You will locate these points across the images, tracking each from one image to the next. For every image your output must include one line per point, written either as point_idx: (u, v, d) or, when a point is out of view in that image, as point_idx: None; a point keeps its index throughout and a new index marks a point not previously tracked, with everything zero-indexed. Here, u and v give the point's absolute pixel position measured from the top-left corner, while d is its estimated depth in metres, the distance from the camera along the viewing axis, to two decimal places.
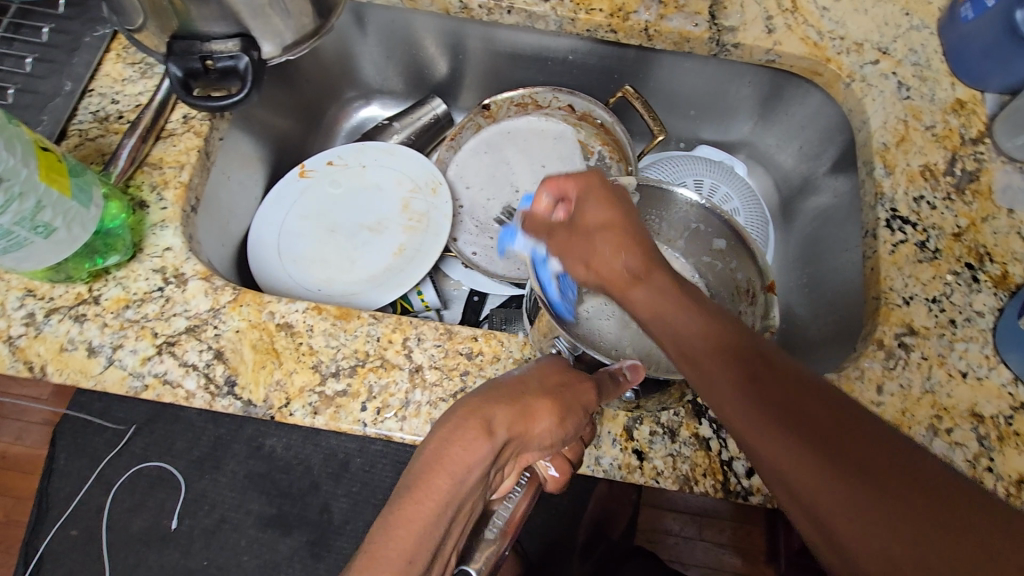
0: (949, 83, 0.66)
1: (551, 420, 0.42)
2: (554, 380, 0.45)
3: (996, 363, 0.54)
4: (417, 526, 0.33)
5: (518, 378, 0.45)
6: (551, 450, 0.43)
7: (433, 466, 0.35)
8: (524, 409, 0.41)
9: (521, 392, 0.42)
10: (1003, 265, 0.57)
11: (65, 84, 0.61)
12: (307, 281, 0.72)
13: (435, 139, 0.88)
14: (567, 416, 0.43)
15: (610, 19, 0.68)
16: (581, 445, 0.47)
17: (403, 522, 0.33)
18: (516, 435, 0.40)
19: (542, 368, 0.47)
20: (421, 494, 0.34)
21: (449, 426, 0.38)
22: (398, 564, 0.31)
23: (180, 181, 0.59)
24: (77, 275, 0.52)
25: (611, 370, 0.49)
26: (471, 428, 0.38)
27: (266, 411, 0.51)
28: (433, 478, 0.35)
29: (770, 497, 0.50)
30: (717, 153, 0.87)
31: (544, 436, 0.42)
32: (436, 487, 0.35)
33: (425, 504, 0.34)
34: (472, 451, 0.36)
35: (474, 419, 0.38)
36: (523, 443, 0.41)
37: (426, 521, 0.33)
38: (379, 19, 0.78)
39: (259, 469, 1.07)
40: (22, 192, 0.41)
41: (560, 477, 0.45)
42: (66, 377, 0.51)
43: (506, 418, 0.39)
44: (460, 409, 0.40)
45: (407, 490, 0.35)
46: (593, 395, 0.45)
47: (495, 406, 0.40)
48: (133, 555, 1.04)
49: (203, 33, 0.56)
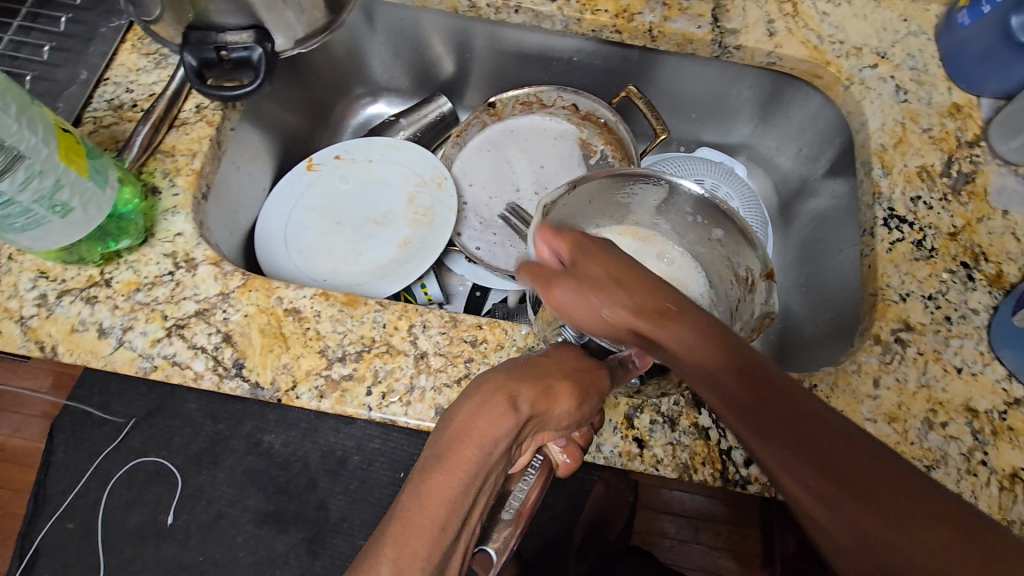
0: (945, 88, 0.67)
1: (570, 403, 0.42)
2: (574, 364, 0.45)
3: (991, 360, 0.55)
4: (446, 499, 0.33)
5: (539, 359, 0.45)
6: (566, 432, 0.44)
7: (462, 437, 0.36)
8: (548, 388, 0.41)
9: (543, 372, 0.43)
10: (997, 264, 0.59)
11: (81, 73, 0.63)
12: (313, 271, 0.73)
13: (441, 136, 0.89)
14: (585, 400, 0.44)
15: (615, 20, 0.70)
16: (588, 431, 0.48)
17: (429, 493, 0.33)
18: (539, 413, 0.40)
19: (563, 352, 0.47)
20: (451, 465, 0.34)
21: (475, 400, 0.38)
22: (432, 530, 0.32)
23: (192, 168, 0.60)
24: (89, 256, 0.54)
25: (620, 357, 0.50)
26: (498, 402, 0.38)
27: (273, 393, 0.52)
28: (461, 448, 0.35)
29: (768, 487, 0.51)
30: (717, 156, 0.89)
31: (563, 417, 0.42)
32: (466, 458, 0.35)
33: (456, 475, 0.34)
34: (498, 426, 0.37)
35: (499, 393, 0.39)
36: (544, 422, 0.41)
37: (456, 490, 0.33)
38: (389, 17, 0.80)
39: (258, 466, 1.06)
40: (42, 171, 0.42)
41: (571, 463, 0.45)
42: (76, 357, 0.52)
43: (533, 394, 0.40)
44: (482, 385, 0.40)
45: (437, 461, 0.35)
46: (607, 382, 0.46)
47: (520, 383, 0.40)
48: (130, 549, 1.04)
49: (218, 24, 0.57)
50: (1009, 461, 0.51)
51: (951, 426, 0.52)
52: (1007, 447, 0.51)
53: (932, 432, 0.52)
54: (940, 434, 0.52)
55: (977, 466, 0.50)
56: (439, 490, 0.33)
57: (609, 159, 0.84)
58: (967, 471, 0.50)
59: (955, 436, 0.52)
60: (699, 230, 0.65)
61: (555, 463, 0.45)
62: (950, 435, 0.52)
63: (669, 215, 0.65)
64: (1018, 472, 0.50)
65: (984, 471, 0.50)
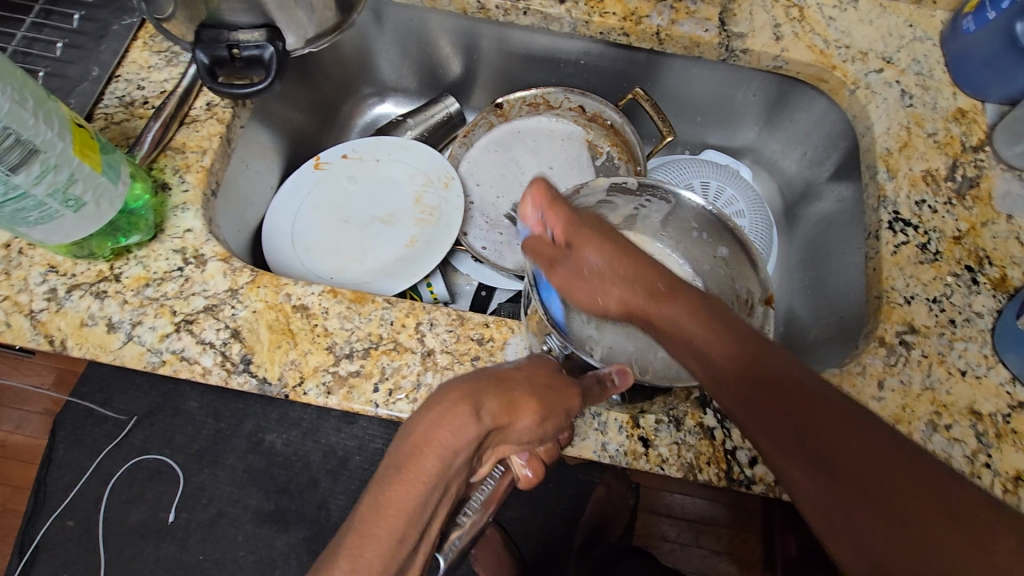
0: (951, 93, 0.68)
1: (534, 419, 0.40)
2: (542, 379, 0.43)
3: (995, 363, 0.55)
4: (402, 513, 0.31)
5: (509, 372, 0.43)
6: (528, 447, 0.42)
7: (421, 447, 0.33)
8: (511, 402, 0.39)
9: (509, 385, 0.40)
10: (1002, 268, 0.59)
11: (93, 70, 0.63)
12: (319, 269, 0.73)
13: (448, 137, 0.90)
14: (548, 417, 0.42)
15: (623, 23, 0.70)
16: (557, 444, 0.46)
17: (388, 505, 0.31)
18: (501, 426, 0.38)
19: (534, 367, 0.45)
20: (410, 476, 0.32)
21: (436, 407, 0.36)
22: (387, 543, 0.30)
23: (202, 165, 0.60)
24: (99, 251, 0.54)
25: (600, 374, 0.49)
26: (462, 410, 0.35)
27: (280, 389, 0.52)
28: (421, 460, 0.33)
29: (772, 487, 0.51)
30: (723, 158, 0.90)
31: (524, 432, 0.40)
32: (424, 469, 0.33)
33: (412, 489, 0.32)
34: (461, 437, 0.34)
35: (463, 401, 0.36)
36: (505, 435, 0.39)
37: (411, 507, 0.32)
38: (397, 17, 0.80)
39: (259, 464, 1.06)
40: (57, 165, 0.43)
41: (533, 478, 0.45)
42: (85, 351, 0.52)
43: (496, 406, 0.37)
44: (444, 392, 0.37)
45: (395, 471, 0.33)
46: (576, 399, 0.44)
47: (486, 393, 0.38)
48: (130, 547, 1.04)
49: (229, 22, 0.58)
50: (1013, 464, 0.51)
51: (955, 429, 0.52)
52: (1011, 450, 0.52)
53: (937, 434, 0.52)
54: (945, 436, 0.52)
55: (981, 469, 0.51)
56: (398, 501, 0.31)
57: (615, 160, 0.84)
58: (971, 474, 0.51)
59: (959, 438, 0.52)
60: (703, 245, 0.64)
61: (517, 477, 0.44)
62: (954, 437, 0.52)
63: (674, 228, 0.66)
64: (1021, 475, 0.51)
65: (987, 473, 0.51)
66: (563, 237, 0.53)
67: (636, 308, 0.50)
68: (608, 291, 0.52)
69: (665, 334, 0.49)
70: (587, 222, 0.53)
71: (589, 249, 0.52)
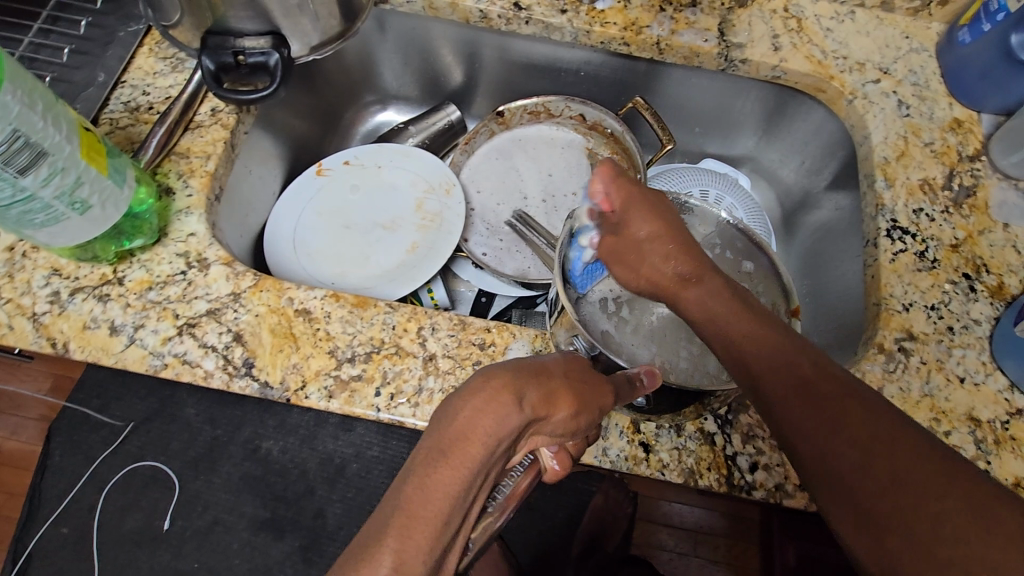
0: (947, 103, 0.69)
1: (571, 410, 0.39)
2: (578, 371, 0.42)
3: (993, 370, 0.55)
4: (448, 496, 0.31)
5: (547, 362, 0.41)
6: (560, 440, 0.40)
7: (464, 435, 0.33)
8: (550, 393, 0.38)
9: (545, 373, 0.39)
10: (999, 276, 0.60)
11: (98, 76, 0.64)
12: (321, 274, 0.73)
13: (449, 144, 0.91)
14: (585, 410, 0.40)
15: (624, 33, 0.71)
16: (585, 441, 0.44)
17: (434, 488, 0.31)
18: (539, 418, 0.37)
19: (569, 360, 0.43)
20: (455, 461, 0.33)
21: (479, 391, 0.35)
22: (435, 524, 0.31)
23: (206, 170, 0.61)
24: (103, 254, 0.54)
25: (628, 374, 0.46)
26: (504, 397, 0.35)
27: (282, 393, 0.52)
28: (466, 446, 0.33)
29: (773, 493, 0.51)
30: (722, 166, 0.91)
31: (559, 424, 0.38)
32: (469, 457, 0.33)
33: (458, 474, 0.32)
34: (503, 425, 0.34)
35: (504, 388, 0.35)
36: (540, 427, 0.38)
37: (456, 491, 0.32)
38: (400, 26, 0.81)
39: (255, 472, 1.05)
40: (65, 168, 0.43)
41: (561, 471, 0.40)
42: (87, 354, 0.52)
43: (536, 397, 0.37)
44: (486, 377, 0.36)
45: (440, 455, 0.33)
46: (610, 397, 0.42)
47: (525, 379, 0.37)
48: (124, 555, 1.03)
49: (236, 29, 0.58)
50: (1012, 471, 0.51)
51: (954, 436, 0.52)
52: (1010, 457, 0.52)
53: None
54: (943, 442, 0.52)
55: None
56: (442, 487, 0.32)
57: None
58: None
59: (958, 445, 0.52)
60: None
61: (543, 469, 0.40)
62: (953, 444, 0.52)
63: None
64: (1020, 481, 0.51)
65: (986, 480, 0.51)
66: (620, 211, 0.53)
67: (661, 286, 0.51)
68: (639, 264, 0.51)
69: (688, 318, 0.49)
70: (647, 198, 0.53)
71: (634, 224, 0.52)
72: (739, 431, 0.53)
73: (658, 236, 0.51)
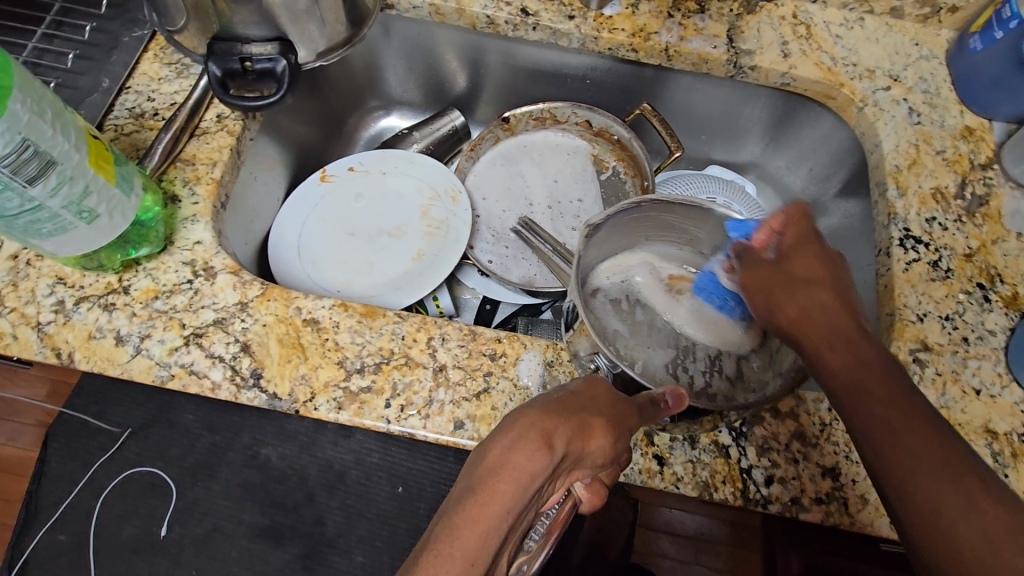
0: (958, 111, 0.68)
1: (607, 439, 0.39)
2: (607, 403, 0.42)
3: (1009, 381, 0.55)
4: (479, 531, 0.31)
5: (572, 396, 0.41)
6: (595, 472, 0.40)
7: (494, 472, 0.33)
8: (582, 425, 0.38)
9: (577, 410, 0.39)
10: (1013, 286, 0.59)
11: (103, 81, 0.63)
12: (327, 282, 0.73)
13: (453, 150, 0.90)
14: (619, 438, 0.40)
15: (633, 39, 0.71)
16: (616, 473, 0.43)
17: (462, 525, 0.31)
18: (574, 450, 0.37)
19: (593, 387, 0.43)
20: (484, 499, 0.32)
21: (509, 432, 0.36)
22: (461, 564, 0.30)
23: (212, 177, 0.60)
24: (109, 263, 0.54)
25: (653, 395, 0.46)
26: (533, 436, 0.35)
27: (290, 405, 0.51)
28: (496, 482, 0.33)
29: (790, 507, 0.50)
30: (728, 174, 0.90)
31: (597, 455, 0.39)
32: (499, 492, 0.32)
33: (488, 509, 0.32)
34: (535, 460, 0.34)
35: (533, 427, 0.36)
36: (577, 460, 0.38)
37: (487, 526, 0.31)
38: (404, 31, 0.80)
39: (254, 480, 0.97)
40: (73, 177, 0.42)
41: (595, 500, 0.39)
42: (93, 364, 0.52)
43: (569, 431, 0.37)
44: (518, 417, 0.37)
45: (470, 494, 0.32)
46: (637, 422, 0.42)
47: (555, 417, 0.37)
48: (122, 563, 1.01)
49: (243, 35, 0.58)
50: None
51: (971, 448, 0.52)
52: None
53: None
54: None
55: None
56: (471, 522, 0.31)
57: (621, 175, 0.85)
58: None
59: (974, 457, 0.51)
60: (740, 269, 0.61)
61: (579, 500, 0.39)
62: None
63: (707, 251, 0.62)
64: None
65: None
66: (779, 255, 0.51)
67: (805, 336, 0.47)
68: (788, 302, 0.48)
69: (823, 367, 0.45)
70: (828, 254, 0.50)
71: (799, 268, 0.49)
72: (753, 444, 0.52)
73: (817, 283, 0.48)
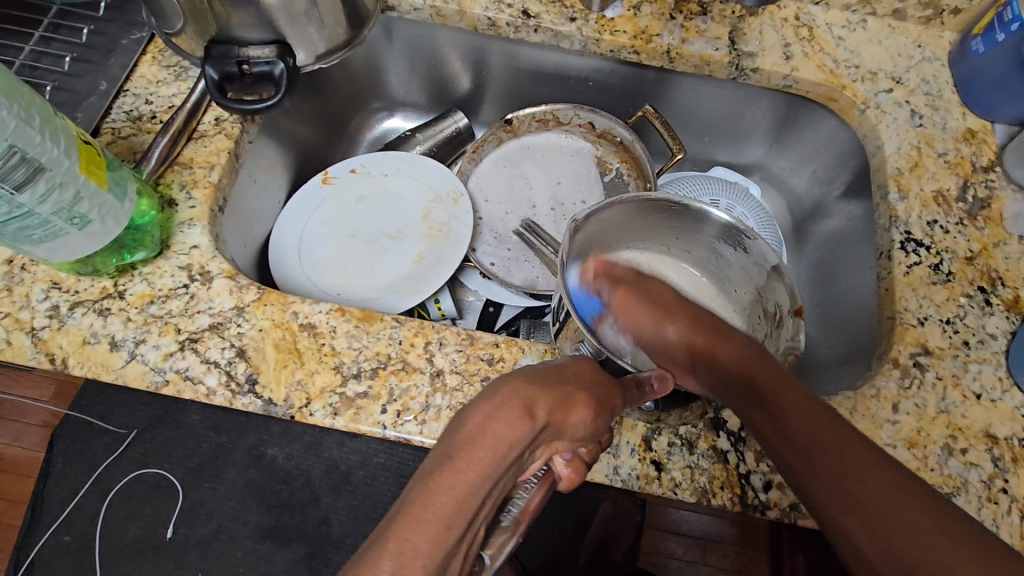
0: (960, 113, 0.68)
1: (588, 414, 0.39)
2: (591, 379, 0.42)
3: (1009, 386, 0.54)
4: (457, 494, 0.29)
5: (557, 369, 0.41)
6: (574, 446, 0.39)
7: (473, 439, 0.32)
8: (565, 398, 0.38)
9: (559, 382, 0.39)
10: (1015, 289, 0.59)
11: (101, 84, 0.63)
12: (325, 285, 0.72)
13: (455, 152, 0.90)
14: (602, 413, 0.40)
15: (634, 41, 0.70)
16: (592, 454, 0.42)
17: (441, 489, 0.29)
18: (555, 421, 0.36)
19: (579, 364, 0.43)
20: (462, 462, 0.31)
21: (490, 399, 0.35)
22: (436, 527, 0.28)
23: (209, 181, 0.60)
24: (104, 268, 0.53)
25: (640, 377, 0.47)
26: (515, 406, 0.34)
27: (286, 410, 0.51)
28: (476, 449, 0.31)
29: (789, 513, 0.50)
30: (732, 175, 0.91)
31: (578, 428, 0.39)
32: (477, 459, 0.31)
33: (467, 474, 0.30)
34: (515, 430, 0.33)
35: (516, 397, 0.35)
36: (557, 432, 0.37)
37: (465, 490, 0.29)
38: (407, 33, 0.80)
39: (258, 480, 1.02)
40: (63, 182, 0.42)
41: (575, 479, 0.39)
42: (87, 370, 0.51)
43: (551, 404, 0.36)
44: (498, 389, 0.36)
45: (449, 456, 0.31)
46: (619, 401, 0.43)
47: (538, 388, 0.37)
48: (127, 563, 1.00)
49: (240, 38, 0.57)
50: None
51: (971, 453, 0.51)
52: None
53: (952, 459, 0.51)
54: (960, 460, 0.51)
55: (998, 494, 0.50)
56: (448, 486, 0.29)
57: (624, 177, 0.85)
58: (988, 501, 0.50)
59: (974, 463, 0.51)
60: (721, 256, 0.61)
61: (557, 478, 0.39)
62: (970, 461, 0.51)
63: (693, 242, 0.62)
64: None
65: (1004, 499, 0.50)
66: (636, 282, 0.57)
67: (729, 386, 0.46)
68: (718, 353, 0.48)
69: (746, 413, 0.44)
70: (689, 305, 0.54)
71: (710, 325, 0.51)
72: (752, 449, 0.52)
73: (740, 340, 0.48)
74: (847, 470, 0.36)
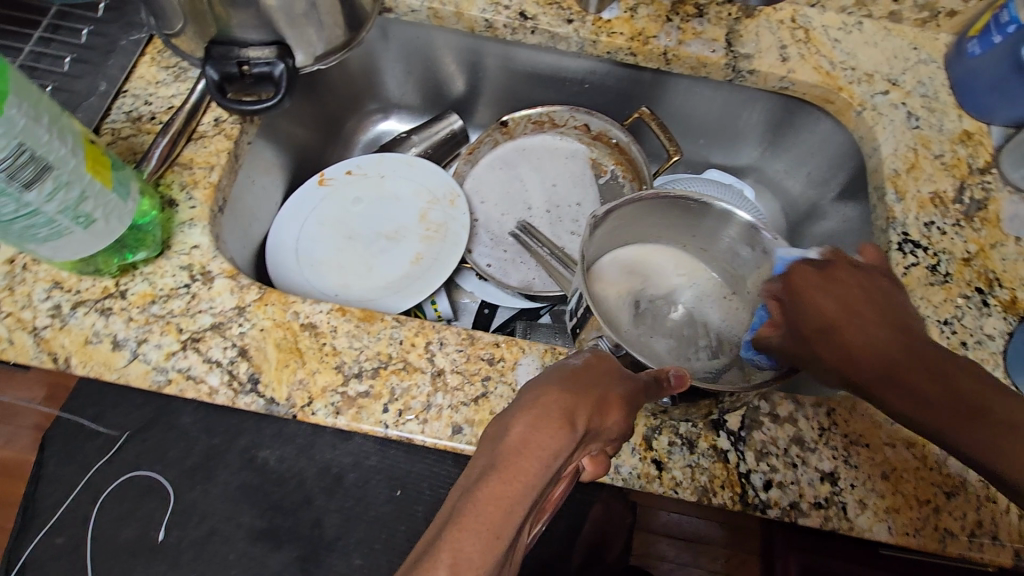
0: (956, 115, 0.68)
1: (620, 416, 0.39)
2: (618, 376, 0.41)
3: (1007, 386, 0.55)
4: (502, 508, 0.30)
5: (585, 368, 0.41)
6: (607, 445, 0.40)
7: (518, 450, 0.32)
8: (599, 403, 0.37)
9: (592, 384, 0.39)
10: (1012, 290, 0.59)
11: (100, 85, 0.63)
12: (324, 285, 0.73)
13: (451, 153, 0.90)
14: (632, 412, 0.40)
15: (631, 43, 0.71)
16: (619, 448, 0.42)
17: (485, 502, 0.30)
18: (592, 428, 0.36)
19: (601, 360, 0.42)
20: (506, 476, 0.31)
21: (529, 408, 0.35)
22: (487, 539, 0.29)
23: (209, 181, 0.60)
24: (106, 268, 0.53)
25: (656, 373, 0.44)
26: (554, 416, 0.34)
27: (288, 410, 0.51)
28: (519, 460, 0.32)
29: (789, 511, 0.50)
30: (727, 177, 0.89)
31: (613, 430, 0.38)
32: (523, 470, 0.31)
33: (512, 486, 0.31)
34: (556, 441, 0.33)
35: (557, 406, 0.35)
36: (595, 436, 0.37)
37: (510, 503, 0.30)
38: (403, 35, 0.80)
39: (252, 481, 0.96)
40: (69, 182, 0.42)
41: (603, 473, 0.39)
42: (89, 369, 0.51)
43: (589, 410, 0.36)
44: (539, 394, 0.36)
45: (492, 470, 0.32)
46: (646, 398, 0.42)
47: (574, 394, 0.36)
48: (119, 566, 0.98)
49: (240, 39, 0.57)
50: None
51: None
52: None
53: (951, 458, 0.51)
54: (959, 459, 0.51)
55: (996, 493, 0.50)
56: (495, 499, 0.30)
57: (619, 179, 0.85)
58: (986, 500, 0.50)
59: None
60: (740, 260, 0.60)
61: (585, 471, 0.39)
62: None
63: (713, 242, 0.61)
64: None
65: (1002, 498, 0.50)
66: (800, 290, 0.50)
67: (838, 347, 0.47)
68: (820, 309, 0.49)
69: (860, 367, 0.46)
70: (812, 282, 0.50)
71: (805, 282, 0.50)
72: (752, 448, 0.52)
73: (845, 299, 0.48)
74: (943, 392, 0.42)
